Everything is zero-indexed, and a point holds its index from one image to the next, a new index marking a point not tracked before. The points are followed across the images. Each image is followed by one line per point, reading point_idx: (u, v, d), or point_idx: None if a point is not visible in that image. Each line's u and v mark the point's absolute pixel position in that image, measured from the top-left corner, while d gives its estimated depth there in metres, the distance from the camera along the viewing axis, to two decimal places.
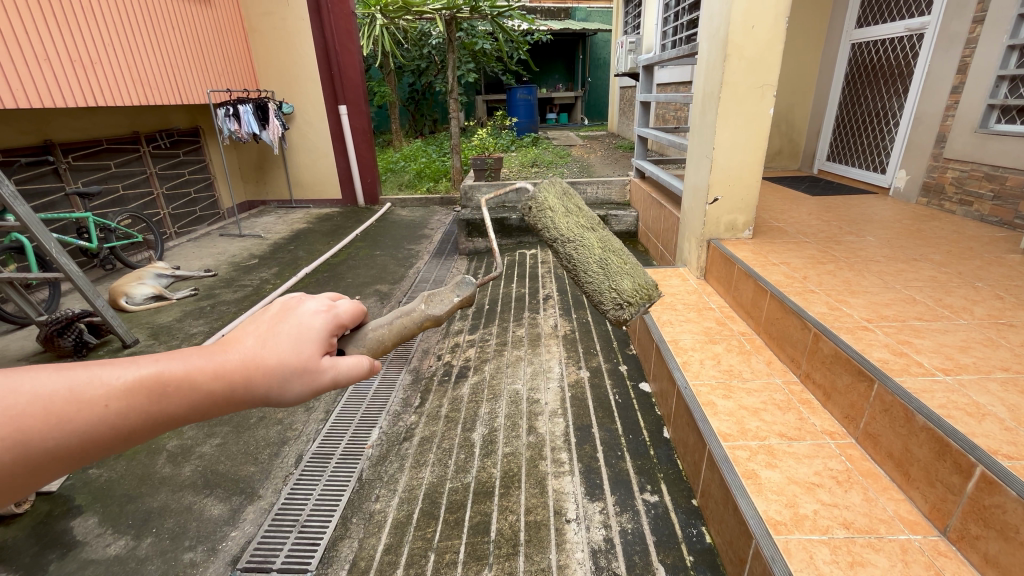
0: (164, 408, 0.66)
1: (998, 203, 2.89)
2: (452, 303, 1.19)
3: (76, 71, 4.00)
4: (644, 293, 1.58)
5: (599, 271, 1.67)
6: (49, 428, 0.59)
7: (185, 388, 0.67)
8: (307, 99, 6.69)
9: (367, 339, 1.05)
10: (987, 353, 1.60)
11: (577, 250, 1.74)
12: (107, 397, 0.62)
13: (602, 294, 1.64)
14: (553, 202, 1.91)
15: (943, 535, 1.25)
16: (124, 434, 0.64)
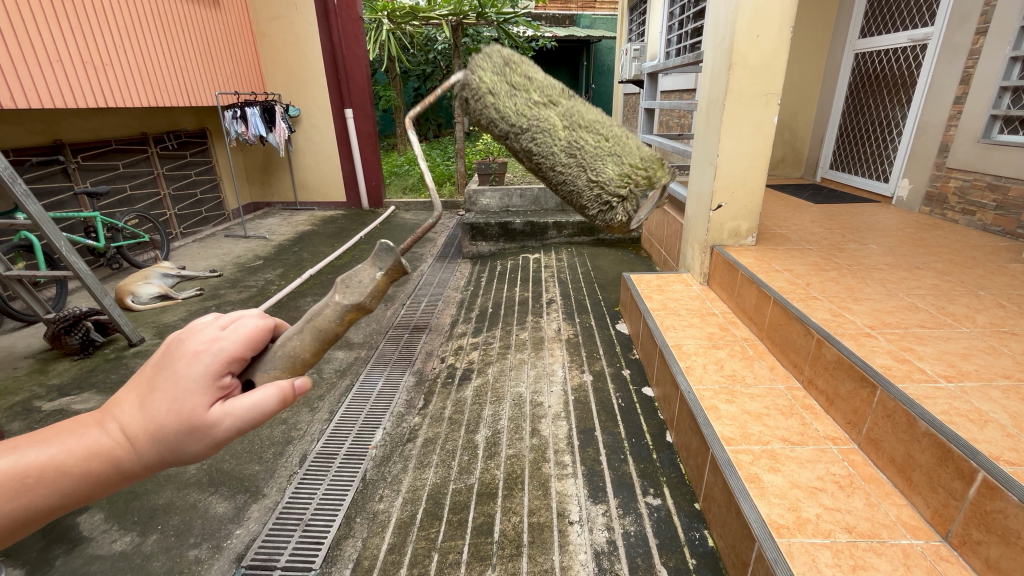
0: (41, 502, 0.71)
1: (1000, 213, 2.91)
2: (375, 282, 0.95)
3: (88, 73, 4.06)
4: (640, 176, 1.24)
5: (569, 154, 1.24)
6: None
7: (51, 483, 0.71)
8: (314, 102, 6.75)
9: (275, 359, 0.83)
10: (989, 360, 1.61)
11: (539, 142, 1.26)
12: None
13: (584, 197, 1.28)
14: (490, 78, 1.31)
15: (945, 540, 1.26)
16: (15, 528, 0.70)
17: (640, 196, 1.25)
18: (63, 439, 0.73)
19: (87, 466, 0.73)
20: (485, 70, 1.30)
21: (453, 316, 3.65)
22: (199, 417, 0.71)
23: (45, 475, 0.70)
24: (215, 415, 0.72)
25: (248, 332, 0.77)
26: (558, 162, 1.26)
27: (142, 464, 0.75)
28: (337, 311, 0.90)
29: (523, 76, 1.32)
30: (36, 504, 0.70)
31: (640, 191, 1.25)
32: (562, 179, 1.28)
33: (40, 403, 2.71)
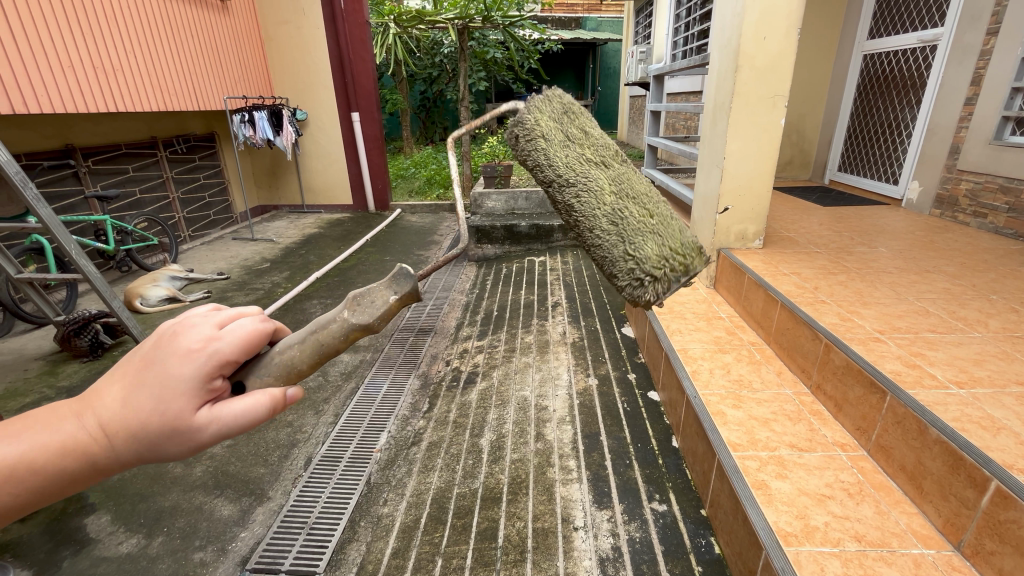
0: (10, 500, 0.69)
1: (1013, 215, 2.86)
2: (387, 303, 0.99)
3: (98, 78, 4.10)
4: (676, 261, 1.27)
5: (611, 223, 1.26)
6: None
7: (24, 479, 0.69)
8: (321, 106, 6.79)
9: (272, 364, 0.86)
10: (1002, 366, 1.58)
11: (581, 197, 1.30)
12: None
13: (618, 263, 1.26)
14: (547, 122, 1.40)
15: (957, 550, 1.24)
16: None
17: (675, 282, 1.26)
18: (38, 431, 0.71)
19: (62, 461, 0.72)
20: (543, 114, 1.40)
21: (458, 319, 3.64)
22: (185, 422, 0.72)
23: (19, 474, 0.69)
24: (202, 419, 0.73)
25: (245, 336, 0.77)
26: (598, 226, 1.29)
27: (118, 462, 0.75)
28: (343, 327, 0.94)
29: (579, 133, 1.42)
30: (5, 502, 0.69)
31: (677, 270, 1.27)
32: (592, 232, 1.30)
33: None
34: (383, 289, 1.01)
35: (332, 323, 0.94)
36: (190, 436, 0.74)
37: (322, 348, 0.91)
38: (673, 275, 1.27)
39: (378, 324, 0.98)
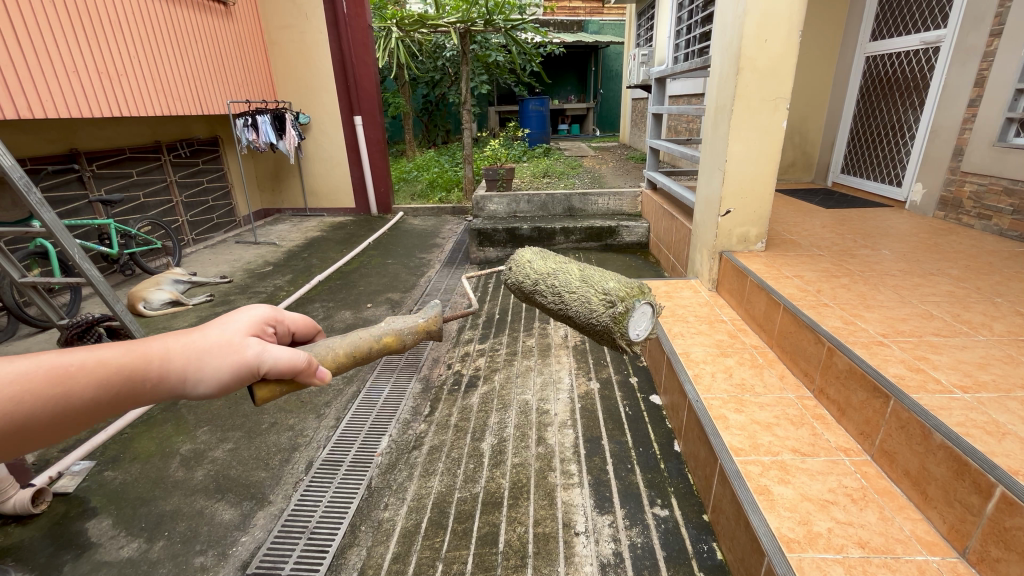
0: (64, 393, 0.77)
1: (1017, 217, 2.84)
2: (416, 323, 1.38)
3: (102, 83, 4.13)
4: (632, 291, 1.75)
5: (581, 286, 1.85)
6: None
7: (89, 372, 0.79)
8: (324, 109, 6.82)
9: (317, 347, 1.14)
10: (1007, 370, 1.57)
11: (559, 280, 1.95)
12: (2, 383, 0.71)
13: (592, 305, 1.78)
14: (529, 256, 2.15)
15: (962, 557, 1.22)
16: (20, 421, 0.73)
17: (634, 301, 1.69)
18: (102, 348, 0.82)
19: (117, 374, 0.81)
20: (524, 253, 2.17)
21: (460, 322, 3.64)
22: (242, 347, 0.94)
23: (83, 371, 0.78)
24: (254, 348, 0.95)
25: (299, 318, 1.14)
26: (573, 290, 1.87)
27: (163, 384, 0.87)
28: (381, 331, 1.28)
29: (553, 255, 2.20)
30: (56, 402, 0.76)
31: (632, 298, 1.72)
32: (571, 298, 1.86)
33: None
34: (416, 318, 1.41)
35: (381, 329, 1.28)
36: (240, 354, 0.94)
37: (359, 342, 1.21)
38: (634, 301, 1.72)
39: (407, 341, 1.34)
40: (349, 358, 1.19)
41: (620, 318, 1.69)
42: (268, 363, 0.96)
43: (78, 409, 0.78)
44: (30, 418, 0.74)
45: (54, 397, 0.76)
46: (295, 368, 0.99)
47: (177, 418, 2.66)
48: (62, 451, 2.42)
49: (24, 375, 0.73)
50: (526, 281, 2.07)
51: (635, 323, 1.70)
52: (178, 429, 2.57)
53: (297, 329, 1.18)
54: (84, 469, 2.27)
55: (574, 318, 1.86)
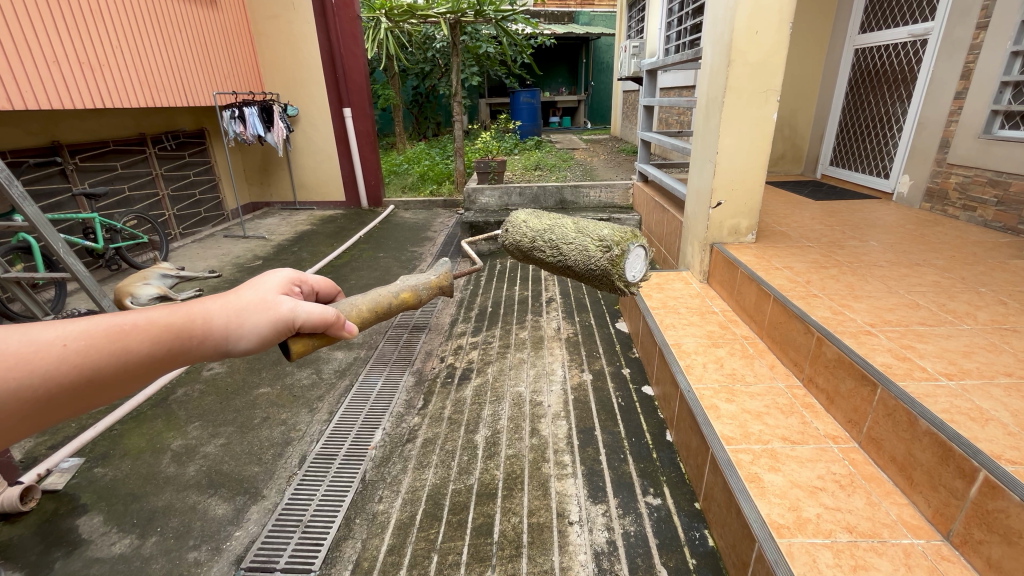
0: (123, 349, 0.80)
1: (1001, 209, 2.89)
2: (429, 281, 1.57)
3: (84, 73, 4.04)
4: (625, 235, 1.84)
5: (576, 235, 1.93)
6: (8, 368, 0.69)
7: (143, 330, 0.82)
8: (312, 101, 6.73)
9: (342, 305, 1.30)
10: (991, 358, 1.60)
11: (556, 233, 2.01)
12: (66, 341, 0.74)
13: (589, 251, 1.86)
14: (524, 216, 2.20)
15: (946, 539, 1.26)
16: (87, 375, 0.77)
17: (629, 243, 1.78)
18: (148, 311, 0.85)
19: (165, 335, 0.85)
20: (519, 214, 2.21)
21: (452, 315, 3.65)
22: (276, 304, 1.00)
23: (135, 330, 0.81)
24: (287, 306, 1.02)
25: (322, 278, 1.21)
26: (570, 241, 1.95)
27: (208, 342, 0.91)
28: (398, 289, 1.47)
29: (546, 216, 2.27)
30: (115, 362, 0.79)
31: (627, 242, 1.81)
32: (568, 247, 1.94)
33: None
34: (427, 276, 1.59)
35: (403, 287, 1.49)
36: (277, 309, 1.00)
37: (379, 300, 1.38)
38: (629, 244, 1.81)
39: (422, 296, 1.54)
40: (370, 314, 1.35)
41: (616, 261, 1.78)
42: (302, 317, 1.02)
43: (137, 364, 0.82)
44: (95, 373, 0.77)
45: (113, 356, 0.79)
46: (326, 322, 1.07)
47: (167, 414, 2.63)
48: (50, 449, 2.39)
49: (83, 335, 0.76)
50: (523, 239, 2.12)
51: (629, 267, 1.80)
52: (168, 425, 2.55)
53: (320, 288, 1.24)
54: (74, 466, 2.24)
55: (571, 267, 1.94)
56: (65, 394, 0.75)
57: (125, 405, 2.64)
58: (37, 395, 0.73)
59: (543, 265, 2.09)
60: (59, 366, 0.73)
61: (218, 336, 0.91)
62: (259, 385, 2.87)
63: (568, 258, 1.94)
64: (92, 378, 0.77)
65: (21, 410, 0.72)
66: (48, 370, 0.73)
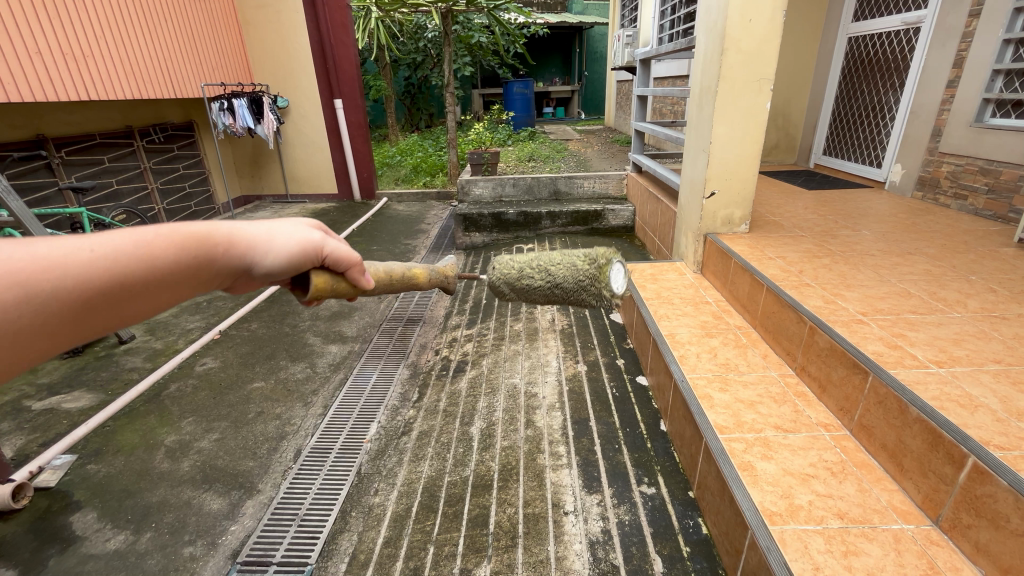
0: (149, 257, 0.77)
1: (992, 197, 2.91)
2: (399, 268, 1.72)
3: (68, 65, 3.96)
4: (607, 251, 1.96)
5: (564, 256, 1.96)
6: (40, 271, 0.67)
7: (169, 240, 0.79)
8: (303, 92, 6.64)
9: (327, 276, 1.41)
10: (980, 345, 1.62)
11: (541, 260, 1.98)
12: (95, 246, 0.72)
13: (578, 266, 1.92)
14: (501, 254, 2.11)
15: (935, 524, 1.27)
16: (118, 281, 0.74)
17: (613, 256, 1.92)
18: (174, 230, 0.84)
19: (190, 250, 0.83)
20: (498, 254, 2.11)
21: (447, 307, 3.64)
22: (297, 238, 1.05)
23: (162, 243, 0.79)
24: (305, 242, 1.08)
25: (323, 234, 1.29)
26: (559, 262, 1.95)
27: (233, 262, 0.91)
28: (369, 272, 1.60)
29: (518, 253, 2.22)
30: (144, 275, 0.77)
31: (608, 256, 1.95)
32: (559, 268, 1.94)
33: (30, 403, 2.70)
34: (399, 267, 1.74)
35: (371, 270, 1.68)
36: (303, 235, 1.08)
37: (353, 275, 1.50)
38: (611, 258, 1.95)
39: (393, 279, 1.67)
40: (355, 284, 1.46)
41: (603, 270, 1.90)
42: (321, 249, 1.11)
43: (165, 275, 0.80)
44: (124, 279, 0.75)
45: (142, 265, 0.76)
46: (345, 260, 1.20)
47: (161, 410, 2.61)
48: (42, 446, 2.37)
49: (114, 240, 0.74)
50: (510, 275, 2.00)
51: (617, 278, 1.88)
52: (161, 420, 2.53)
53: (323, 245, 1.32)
54: (66, 463, 2.22)
55: (564, 285, 1.94)
56: (93, 302, 0.73)
57: (118, 401, 2.62)
58: (63, 303, 0.70)
59: (530, 296, 2.04)
60: (89, 271, 0.71)
61: (247, 250, 0.94)
62: (252, 379, 2.86)
63: (560, 278, 1.94)
64: (121, 286, 0.75)
65: (49, 318, 0.69)
66: (78, 275, 0.70)
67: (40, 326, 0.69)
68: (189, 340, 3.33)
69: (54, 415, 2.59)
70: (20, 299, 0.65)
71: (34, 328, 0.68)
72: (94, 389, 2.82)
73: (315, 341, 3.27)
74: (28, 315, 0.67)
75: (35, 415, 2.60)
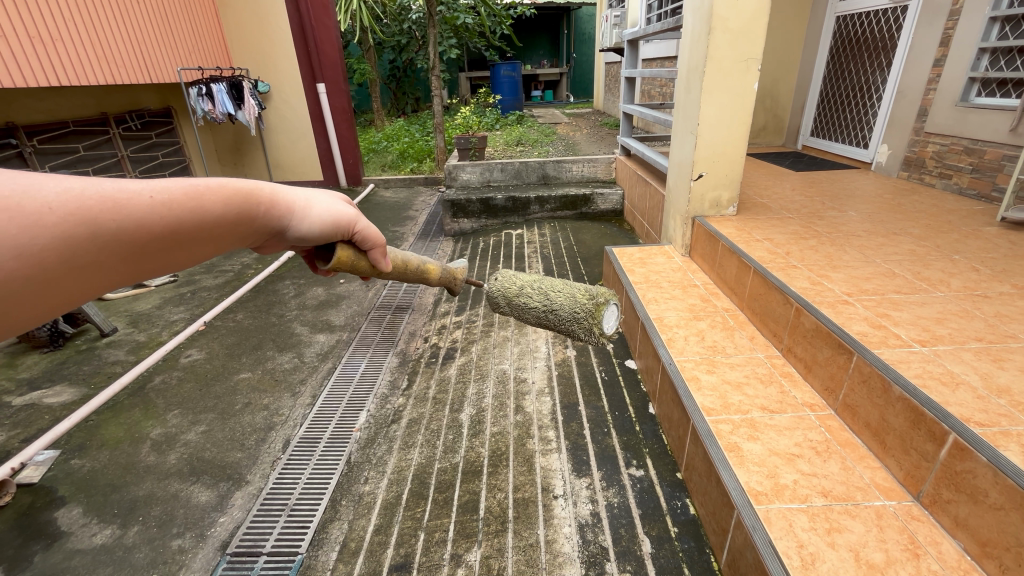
0: (199, 208, 0.84)
1: (976, 176, 2.93)
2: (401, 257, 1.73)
3: (36, 48, 3.80)
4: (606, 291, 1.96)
5: (565, 285, 1.97)
6: (107, 211, 0.72)
7: (218, 192, 0.88)
8: (284, 76, 6.48)
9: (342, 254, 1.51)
10: (962, 324, 1.64)
11: (544, 282, 2.00)
12: (154, 192, 0.77)
13: (575, 297, 1.92)
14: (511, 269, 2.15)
15: (916, 500, 1.30)
16: (173, 226, 0.80)
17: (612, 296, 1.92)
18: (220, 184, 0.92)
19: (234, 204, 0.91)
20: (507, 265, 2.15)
21: (436, 295, 3.63)
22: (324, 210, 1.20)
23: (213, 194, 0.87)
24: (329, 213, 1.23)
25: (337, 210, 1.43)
26: (558, 289, 1.97)
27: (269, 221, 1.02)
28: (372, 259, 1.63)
29: None
30: (197, 222, 0.84)
31: (608, 296, 1.95)
32: (557, 295, 1.95)
33: (10, 398, 2.65)
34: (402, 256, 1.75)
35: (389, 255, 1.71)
36: (332, 208, 1.23)
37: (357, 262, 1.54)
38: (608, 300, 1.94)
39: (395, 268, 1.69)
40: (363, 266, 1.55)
41: (598, 307, 1.89)
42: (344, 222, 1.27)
43: (212, 225, 0.88)
44: (180, 225, 0.81)
45: (193, 213, 0.83)
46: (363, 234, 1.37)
47: (146, 402, 2.58)
48: (24, 441, 2.33)
49: (171, 186, 0.80)
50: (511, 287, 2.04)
51: (609, 317, 1.92)
52: (146, 413, 2.50)
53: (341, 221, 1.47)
54: (49, 458, 2.19)
55: (556, 313, 1.94)
56: (151, 245, 0.79)
57: (101, 395, 2.58)
58: (124, 242, 0.75)
59: (523, 315, 2.04)
60: (150, 214, 0.77)
61: (284, 211, 1.05)
62: (239, 370, 2.83)
63: (555, 304, 1.94)
64: (173, 233, 0.81)
65: (110, 255, 0.74)
66: (140, 218, 0.76)
67: (104, 263, 0.75)
68: (174, 332, 3.27)
69: (35, 410, 2.55)
70: (88, 236, 0.71)
71: (98, 264, 0.74)
72: (77, 383, 2.77)
73: (302, 331, 3.24)
74: (96, 252, 0.73)
75: (16, 411, 2.55)
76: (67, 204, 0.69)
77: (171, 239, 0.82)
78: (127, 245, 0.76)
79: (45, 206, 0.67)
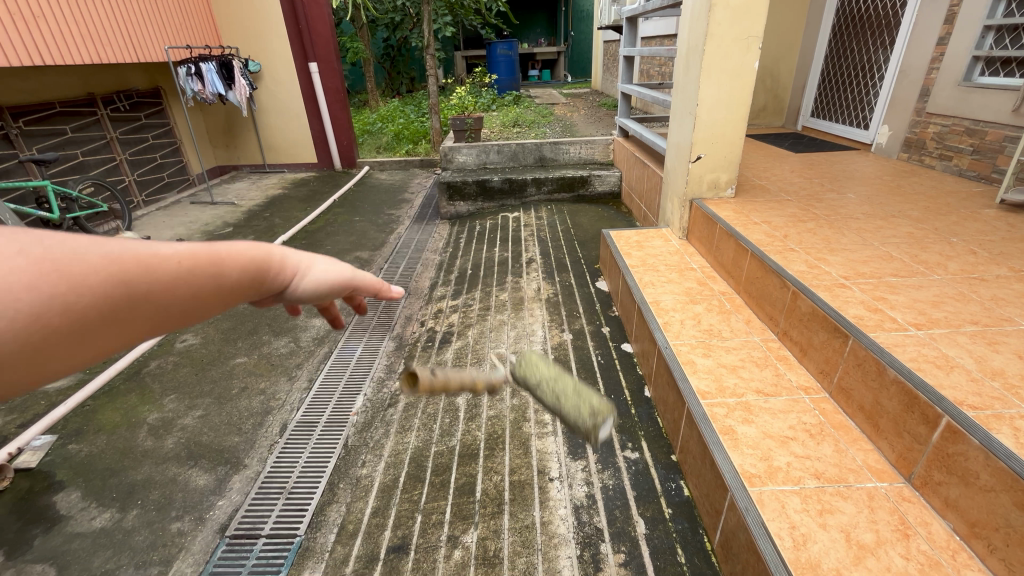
0: (216, 280, 0.51)
1: (976, 157, 2.90)
2: None
3: (17, 25, 3.69)
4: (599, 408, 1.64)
5: (563, 391, 1.70)
6: (71, 287, 0.40)
7: (244, 256, 0.54)
8: (275, 55, 6.33)
9: None
10: (958, 307, 1.63)
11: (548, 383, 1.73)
12: (170, 256, 0.47)
13: (569, 407, 1.65)
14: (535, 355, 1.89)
15: (907, 482, 1.31)
16: (165, 310, 0.48)
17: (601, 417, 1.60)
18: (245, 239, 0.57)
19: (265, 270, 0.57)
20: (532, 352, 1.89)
21: (432, 279, 3.62)
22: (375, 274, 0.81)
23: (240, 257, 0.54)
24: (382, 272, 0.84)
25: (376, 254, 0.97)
26: (554, 395, 1.70)
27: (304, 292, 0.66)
28: None
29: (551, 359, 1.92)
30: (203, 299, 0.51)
31: (602, 416, 1.63)
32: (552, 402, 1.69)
33: None
34: None
35: None
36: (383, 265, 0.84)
37: None
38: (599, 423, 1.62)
39: None
40: None
41: (588, 426, 1.61)
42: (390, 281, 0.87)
43: (228, 303, 0.54)
44: (172, 305, 0.48)
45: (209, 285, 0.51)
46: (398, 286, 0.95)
47: (142, 387, 2.57)
48: (20, 427, 2.33)
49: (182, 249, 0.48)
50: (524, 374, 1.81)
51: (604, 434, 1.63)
52: (143, 398, 2.49)
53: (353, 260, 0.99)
54: (47, 443, 2.19)
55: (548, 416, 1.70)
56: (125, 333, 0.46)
57: (96, 380, 2.57)
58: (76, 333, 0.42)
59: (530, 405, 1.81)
60: (138, 294, 0.45)
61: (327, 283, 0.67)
62: (235, 355, 2.82)
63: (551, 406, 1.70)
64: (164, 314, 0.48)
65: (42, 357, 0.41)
66: (112, 299, 0.43)
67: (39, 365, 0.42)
68: None
69: (31, 395, 2.55)
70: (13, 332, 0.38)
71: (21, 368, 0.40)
72: None
73: (297, 316, 3.22)
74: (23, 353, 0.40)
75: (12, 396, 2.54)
76: (105, 261, 0.42)
77: (170, 320, 0.49)
78: (104, 327, 0.44)
79: (75, 265, 0.40)
